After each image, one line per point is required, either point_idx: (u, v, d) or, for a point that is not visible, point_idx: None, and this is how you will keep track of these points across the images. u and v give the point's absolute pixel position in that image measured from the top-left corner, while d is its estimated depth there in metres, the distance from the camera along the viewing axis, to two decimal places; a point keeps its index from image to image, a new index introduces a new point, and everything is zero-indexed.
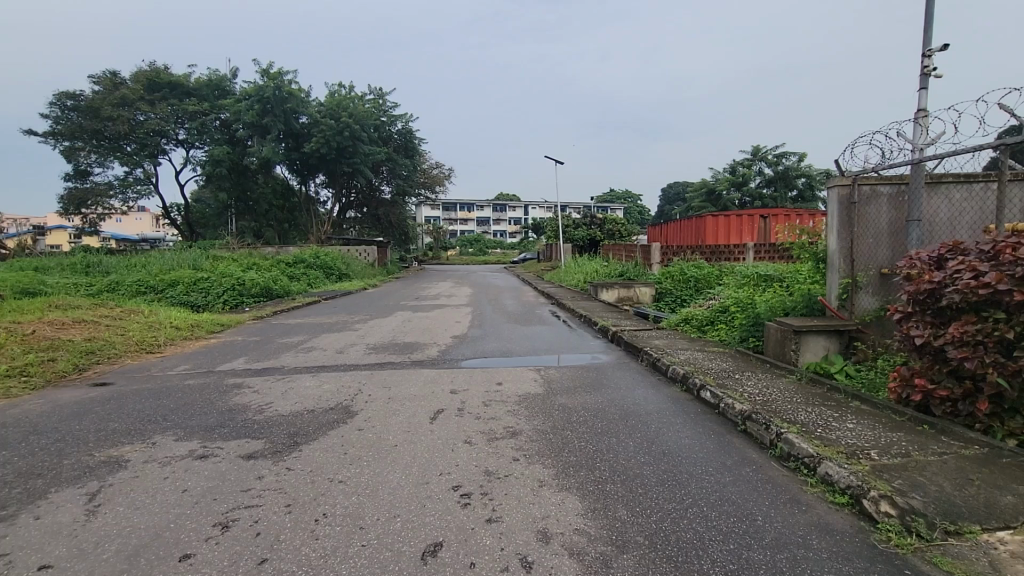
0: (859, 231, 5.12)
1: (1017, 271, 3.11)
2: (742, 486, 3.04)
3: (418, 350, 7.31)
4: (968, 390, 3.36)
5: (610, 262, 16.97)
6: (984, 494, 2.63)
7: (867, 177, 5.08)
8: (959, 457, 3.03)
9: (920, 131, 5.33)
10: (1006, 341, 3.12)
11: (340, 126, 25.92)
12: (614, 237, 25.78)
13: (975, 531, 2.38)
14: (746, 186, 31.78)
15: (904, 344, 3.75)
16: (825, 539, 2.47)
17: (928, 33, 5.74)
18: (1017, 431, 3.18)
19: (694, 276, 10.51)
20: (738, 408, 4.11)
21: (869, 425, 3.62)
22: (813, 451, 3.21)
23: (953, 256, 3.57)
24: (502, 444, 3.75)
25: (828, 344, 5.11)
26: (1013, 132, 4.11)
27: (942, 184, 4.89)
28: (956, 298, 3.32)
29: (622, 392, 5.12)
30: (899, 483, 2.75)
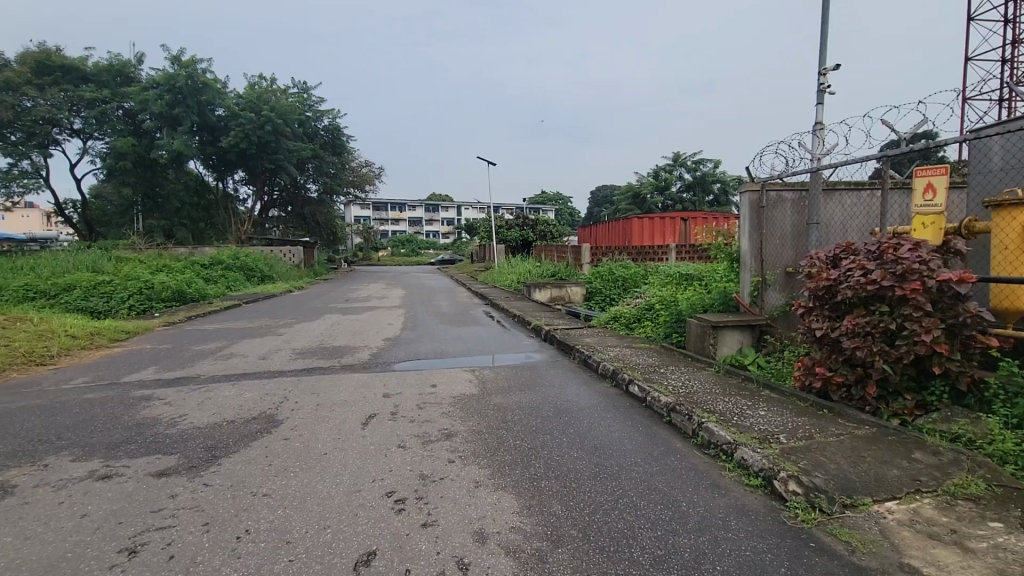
0: (767, 233, 5.55)
1: (898, 269, 3.51)
2: (667, 474, 3.21)
3: (348, 354, 7.07)
4: (859, 376, 3.74)
5: (542, 262, 17.29)
6: (874, 469, 2.94)
7: (773, 184, 5.51)
8: (853, 436, 3.37)
9: (817, 142, 5.87)
10: (889, 331, 3.51)
11: (261, 120, 24.59)
12: (546, 237, 26.26)
13: (868, 503, 2.65)
14: (668, 190, 33.49)
15: (807, 336, 4.11)
16: (741, 519, 2.65)
17: (822, 54, 6.35)
18: (900, 411, 3.58)
19: (621, 276, 10.95)
20: (664, 401, 4.33)
21: (777, 411, 3.94)
22: (730, 438, 3.44)
23: (846, 255, 3.95)
24: (437, 447, 3.72)
25: (742, 338, 5.50)
26: (893, 146, 4.64)
27: (836, 191, 5.42)
28: (849, 293, 3.68)
29: (555, 389, 5.24)
30: (805, 463, 3.02)
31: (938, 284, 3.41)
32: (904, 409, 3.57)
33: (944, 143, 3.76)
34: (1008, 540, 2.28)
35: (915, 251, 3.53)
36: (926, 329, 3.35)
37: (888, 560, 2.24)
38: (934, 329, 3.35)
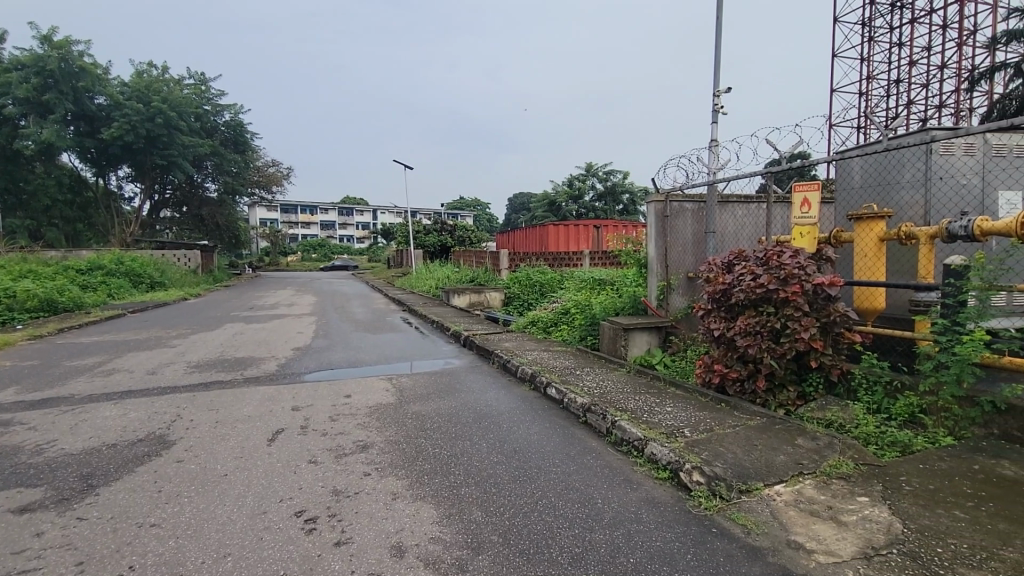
0: (671, 241, 5.94)
1: (781, 274, 3.90)
2: (583, 473, 3.31)
3: (253, 366, 6.60)
4: (751, 371, 4.10)
5: (461, 267, 17.28)
6: (765, 456, 3.23)
7: (676, 195, 5.91)
8: (746, 427, 3.68)
9: (713, 158, 6.38)
10: (775, 330, 3.89)
11: (151, 111, 22.42)
12: (464, 243, 26.26)
13: (760, 487, 2.90)
14: (581, 199, 34.87)
15: (707, 336, 4.44)
16: (652, 511, 2.80)
17: (717, 77, 6.93)
18: (784, 401, 3.98)
19: (539, 281, 11.20)
20: (579, 402, 4.47)
21: (682, 407, 4.21)
22: (640, 434, 3.63)
23: (738, 261, 4.32)
24: (352, 460, 3.56)
25: (650, 339, 5.83)
26: (776, 163, 5.15)
27: (729, 204, 5.92)
28: (742, 296, 4.03)
29: (474, 395, 5.23)
30: (706, 454, 3.25)
31: (814, 287, 3.83)
32: (788, 400, 3.97)
33: (816, 162, 4.23)
34: (872, 512, 2.60)
35: (795, 258, 3.94)
36: (805, 328, 3.75)
37: (778, 538, 2.46)
38: (811, 327, 3.75)
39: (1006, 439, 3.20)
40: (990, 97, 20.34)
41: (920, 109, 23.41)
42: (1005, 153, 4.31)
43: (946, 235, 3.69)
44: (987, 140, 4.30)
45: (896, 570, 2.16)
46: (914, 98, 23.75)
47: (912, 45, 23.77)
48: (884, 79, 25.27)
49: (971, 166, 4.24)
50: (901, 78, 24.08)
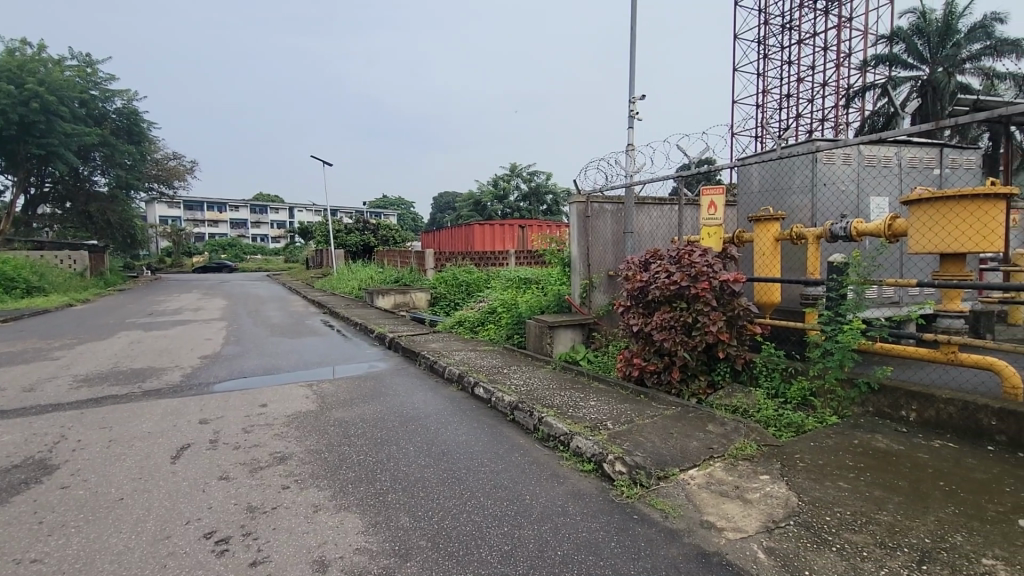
0: (593, 241, 6.16)
1: (692, 272, 4.17)
2: (512, 471, 3.35)
3: (153, 377, 6.03)
4: (667, 363, 4.35)
5: (385, 268, 16.84)
6: (680, 442, 3.43)
7: (596, 196, 6.14)
8: (663, 416, 3.90)
9: (630, 161, 6.69)
10: (688, 324, 4.16)
11: (24, 94, 19.84)
12: (388, 243, 25.64)
13: (676, 472, 3.08)
14: (507, 199, 35.23)
15: (627, 332, 4.65)
16: (578, 503, 2.89)
17: (632, 83, 7.27)
18: (696, 390, 4.25)
19: (465, 281, 11.19)
20: (507, 400, 4.51)
21: (605, 400, 4.38)
22: (566, 429, 3.72)
23: (653, 260, 4.56)
24: (269, 474, 3.36)
25: (574, 336, 6.01)
26: (686, 167, 5.48)
27: (645, 205, 6.24)
28: (658, 293, 4.26)
29: (401, 398, 5.13)
30: (627, 445, 3.40)
31: (720, 284, 4.13)
32: (699, 389, 4.25)
33: (720, 168, 4.57)
34: (772, 488, 2.85)
35: (704, 257, 4.23)
36: (713, 322, 4.05)
37: (692, 519, 2.63)
38: (718, 321, 4.05)
39: (880, 415, 3.62)
40: (863, 113, 22.95)
41: (806, 122, 25.95)
42: (875, 162, 4.88)
43: (829, 235, 4.12)
44: (861, 150, 4.85)
45: (793, 539, 2.38)
46: (801, 112, 26.27)
47: (800, 64, 26.27)
48: (777, 93, 27.73)
49: (848, 173, 4.76)
50: (790, 93, 26.54)
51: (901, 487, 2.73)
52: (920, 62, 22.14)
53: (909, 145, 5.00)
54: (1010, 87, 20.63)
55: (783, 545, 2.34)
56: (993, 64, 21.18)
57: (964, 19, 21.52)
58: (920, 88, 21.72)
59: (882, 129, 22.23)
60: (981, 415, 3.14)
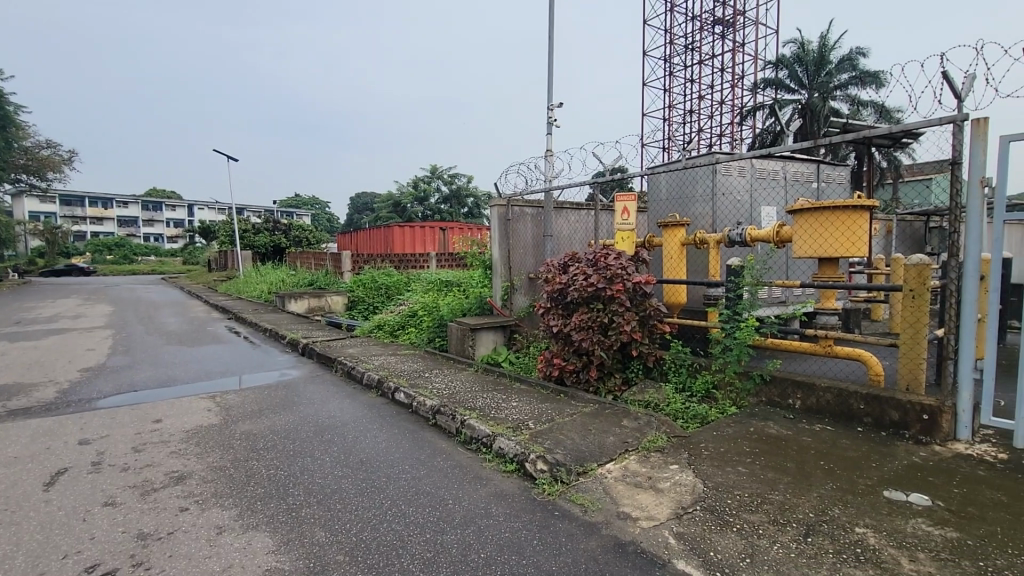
0: (514, 244, 6.25)
1: (608, 274, 4.38)
2: (434, 476, 3.31)
3: (19, 394, 5.28)
4: (585, 363, 4.51)
5: (298, 270, 15.99)
6: (598, 438, 3.56)
7: (517, 200, 6.24)
8: (581, 414, 4.03)
9: (549, 167, 6.85)
10: (604, 324, 4.35)
11: None
12: (301, 244, 24.37)
13: (594, 467, 3.19)
14: (427, 201, 34.80)
15: (547, 332, 4.77)
16: (501, 504, 2.91)
17: (550, 91, 7.46)
18: (612, 387, 4.44)
19: (385, 284, 10.91)
20: (428, 404, 4.45)
21: (526, 401, 4.45)
22: (488, 431, 3.73)
23: (571, 263, 4.72)
24: (164, 496, 3.07)
25: (496, 338, 6.06)
26: (601, 174, 5.72)
27: (563, 210, 6.44)
28: (576, 294, 4.42)
29: (315, 406, 4.88)
30: (548, 443, 3.47)
31: (633, 286, 4.37)
32: (615, 386, 4.44)
33: (633, 176, 4.81)
34: (681, 476, 3.04)
35: (618, 260, 4.45)
36: (627, 322, 4.28)
37: (610, 511, 2.74)
38: (631, 321, 4.29)
39: (771, 404, 3.98)
40: (755, 130, 25.18)
41: (707, 136, 28.04)
42: (766, 175, 5.38)
43: (728, 240, 4.47)
44: (754, 164, 5.32)
45: (699, 523, 2.56)
46: (703, 127, 28.35)
47: (701, 83, 28.35)
48: (682, 108, 29.72)
49: (743, 185, 5.21)
50: (693, 109, 28.56)
51: (790, 469, 3.02)
52: (800, 87, 24.72)
53: (793, 161, 5.57)
54: (871, 113, 23.61)
55: (690, 529, 2.51)
56: (859, 92, 24.09)
57: (835, 51, 24.34)
58: (801, 111, 24.24)
59: (771, 146, 24.52)
60: (852, 400, 3.56)
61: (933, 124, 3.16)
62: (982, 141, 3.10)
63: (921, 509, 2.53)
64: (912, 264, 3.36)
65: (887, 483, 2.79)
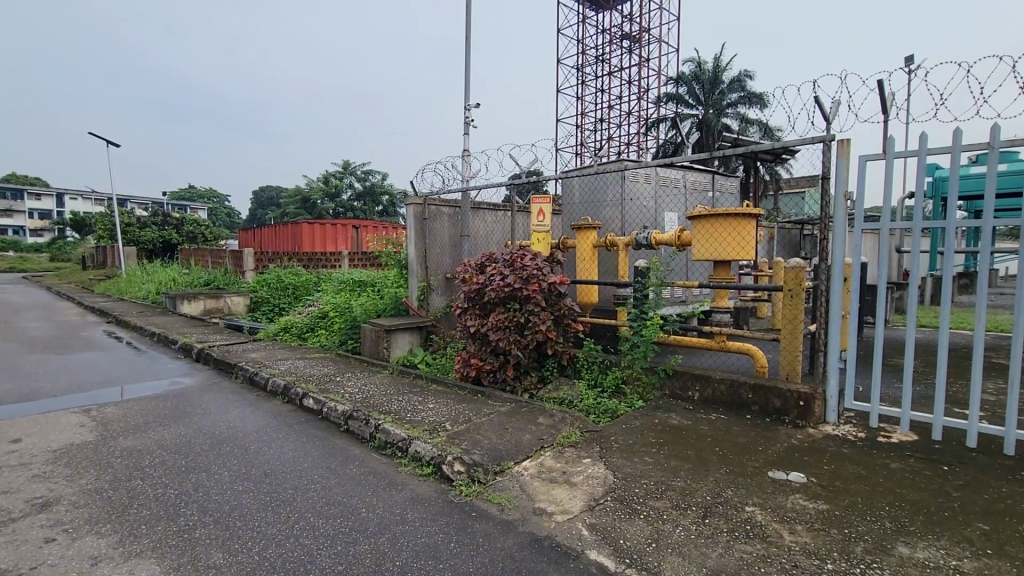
0: (430, 244, 6.17)
1: (524, 275, 4.47)
2: (345, 484, 3.17)
3: None
4: (502, 362, 4.56)
5: (192, 269, 14.64)
6: (514, 437, 3.61)
7: (433, 199, 6.16)
8: (498, 413, 4.07)
9: (466, 167, 6.85)
10: (521, 324, 4.44)
11: None
12: (195, 240, 22.34)
13: (511, 466, 3.23)
14: (339, 198, 33.37)
15: (464, 333, 4.78)
16: (417, 509, 2.86)
17: (467, 92, 7.47)
18: (528, 386, 4.52)
19: (292, 284, 10.31)
20: (340, 409, 4.26)
21: (443, 402, 4.41)
22: (404, 435, 3.65)
23: (488, 263, 4.76)
24: (25, 526, 2.68)
25: (412, 339, 5.95)
26: (518, 176, 5.82)
27: (480, 210, 6.47)
28: (493, 294, 4.47)
29: (212, 417, 4.50)
30: (465, 444, 3.46)
31: (548, 286, 4.50)
32: (531, 384, 4.53)
33: (547, 180, 4.93)
34: (593, 469, 3.16)
35: (534, 261, 4.56)
36: (542, 321, 4.39)
37: (526, 508, 2.79)
38: (547, 320, 4.40)
39: (674, 397, 4.26)
40: (659, 141, 26.84)
41: (616, 144, 29.45)
42: (669, 184, 5.76)
43: (635, 244, 4.73)
44: (658, 173, 5.68)
45: (610, 513, 2.68)
46: (612, 136, 29.74)
47: (610, 93, 29.74)
48: (593, 116, 30.99)
49: (648, 192, 5.54)
50: (604, 117, 29.88)
51: (690, 456, 3.25)
52: (697, 103, 26.73)
53: (691, 171, 6.03)
54: (756, 130, 26.07)
55: (602, 520, 2.62)
56: (747, 111, 26.51)
57: (727, 72, 26.61)
58: (699, 125, 26.22)
59: (673, 156, 26.26)
60: (743, 391, 3.90)
61: (807, 143, 3.56)
62: (846, 160, 3.53)
63: (799, 485, 2.84)
64: (790, 267, 3.75)
65: (772, 465, 3.08)
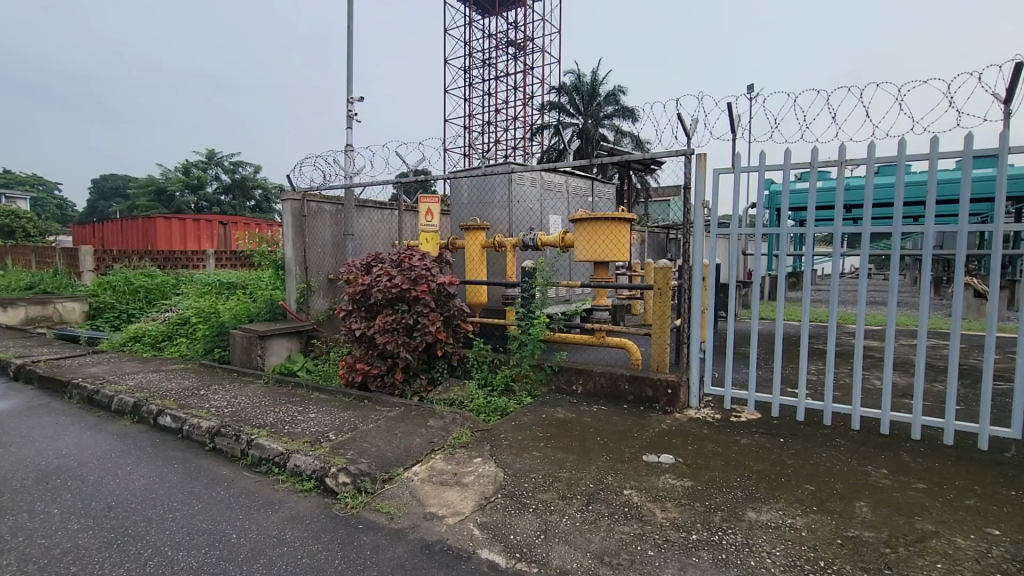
0: (310, 242, 5.81)
1: (412, 275, 4.39)
2: (212, 510, 2.86)
3: None
4: (390, 366, 4.43)
5: (7, 269, 12.22)
6: (403, 442, 3.52)
7: (313, 196, 5.81)
8: (387, 418, 3.94)
9: (349, 163, 6.55)
10: (409, 326, 4.36)
11: None
12: (13, 236, 18.68)
13: (400, 472, 3.13)
14: (201, 190, 30.01)
15: (349, 337, 4.58)
16: (297, 527, 2.67)
17: (350, 84, 7.15)
18: (417, 389, 4.44)
19: (144, 286, 9.07)
20: (205, 426, 3.83)
21: (326, 411, 4.16)
22: (282, 449, 3.38)
23: (374, 263, 4.61)
24: None
25: (290, 345, 5.55)
26: (405, 174, 5.69)
27: (366, 209, 6.22)
28: (379, 296, 4.34)
29: (37, 445, 3.79)
30: (351, 454, 3.30)
31: (438, 286, 4.46)
32: (421, 387, 4.45)
33: (436, 179, 4.88)
34: (484, 468, 3.19)
35: (423, 261, 4.50)
36: (431, 322, 4.34)
37: (416, 514, 2.73)
38: (436, 321, 4.36)
39: (560, 391, 4.45)
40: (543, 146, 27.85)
41: (503, 147, 30.07)
42: (553, 187, 6.02)
43: (522, 245, 4.87)
44: (543, 176, 5.90)
45: (500, 510, 2.72)
46: (499, 139, 30.30)
47: (497, 97, 30.26)
48: (480, 118, 31.32)
49: (534, 195, 5.74)
50: (491, 120, 30.33)
51: (574, 447, 3.42)
52: (577, 113, 28.20)
53: (573, 176, 6.36)
54: (629, 142, 28.19)
55: (493, 518, 2.65)
56: (621, 123, 28.50)
57: (603, 86, 28.42)
58: (579, 133, 27.65)
59: (556, 161, 27.41)
60: (621, 382, 4.20)
61: (672, 155, 3.92)
62: (703, 172, 3.95)
63: (668, 466, 3.12)
64: (659, 267, 4.11)
65: (647, 450, 3.35)
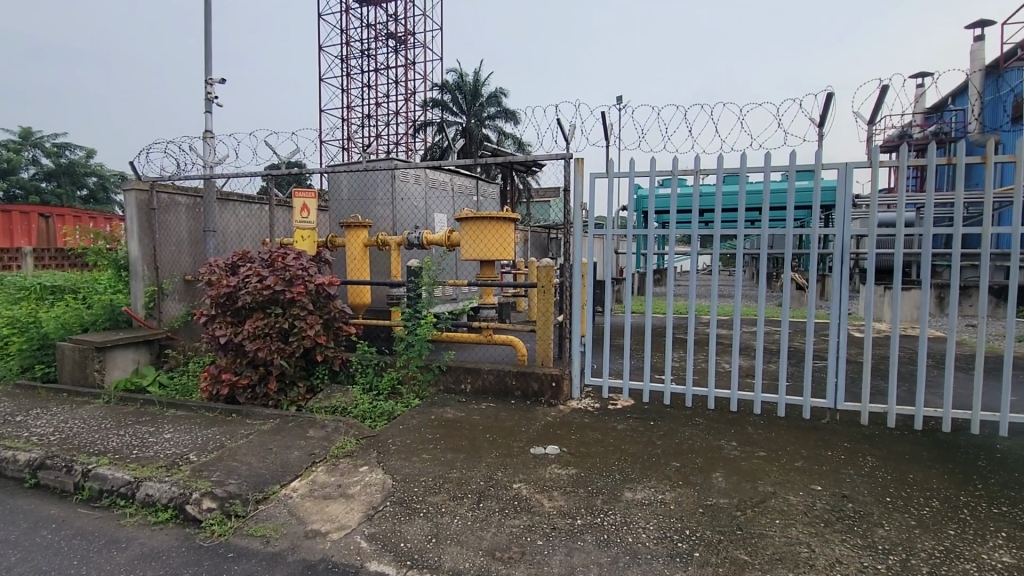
0: (161, 240, 5.13)
1: (286, 276, 4.08)
2: (36, 559, 2.40)
3: None
4: (262, 374, 4.07)
5: None
6: (280, 457, 3.25)
7: (164, 187, 5.13)
8: (259, 433, 3.61)
9: (209, 151, 5.87)
10: (283, 330, 4.05)
11: None
12: None
13: (276, 490, 2.89)
14: (12, 176, 24.96)
15: (211, 345, 4.13)
16: (151, 565, 2.34)
17: (208, 62, 6.40)
18: (294, 398, 4.13)
19: None
20: (24, 459, 3.20)
21: (184, 429, 3.69)
22: (129, 477, 2.94)
23: (242, 263, 4.22)
24: None
25: (137, 356, 4.85)
26: (276, 166, 5.25)
27: (230, 202, 5.64)
28: (248, 299, 3.98)
29: None
30: (217, 475, 2.96)
31: (316, 287, 4.19)
32: (298, 396, 4.15)
33: (312, 172, 4.57)
34: (370, 476, 3.07)
35: (298, 261, 4.19)
36: (309, 325, 4.07)
37: (295, 534, 2.53)
38: (315, 324, 4.10)
39: (448, 391, 4.42)
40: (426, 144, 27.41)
41: (384, 143, 29.10)
42: (437, 186, 5.96)
43: (407, 243, 4.75)
44: (426, 174, 5.82)
45: (389, 518, 2.63)
46: (380, 133, 29.22)
47: (377, 90, 29.17)
48: (360, 111, 29.97)
49: (418, 192, 5.63)
50: (371, 114, 29.16)
51: (464, 447, 3.43)
52: (460, 112, 28.17)
53: (457, 175, 6.35)
54: (512, 144, 28.81)
55: (381, 527, 2.56)
56: (504, 125, 29.03)
57: (485, 86, 28.72)
58: (463, 132, 27.64)
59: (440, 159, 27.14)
60: (508, 378, 4.29)
61: (551, 158, 4.09)
62: (581, 175, 4.17)
63: (554, 457, 3.25)
64: (542, 266, 4.27)
65: (534, 443, 3.46)
